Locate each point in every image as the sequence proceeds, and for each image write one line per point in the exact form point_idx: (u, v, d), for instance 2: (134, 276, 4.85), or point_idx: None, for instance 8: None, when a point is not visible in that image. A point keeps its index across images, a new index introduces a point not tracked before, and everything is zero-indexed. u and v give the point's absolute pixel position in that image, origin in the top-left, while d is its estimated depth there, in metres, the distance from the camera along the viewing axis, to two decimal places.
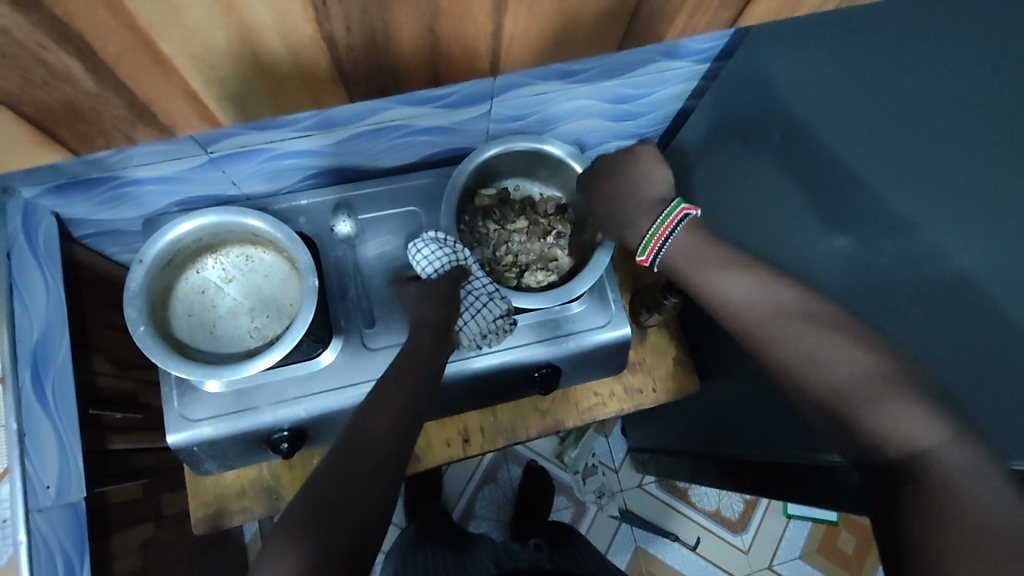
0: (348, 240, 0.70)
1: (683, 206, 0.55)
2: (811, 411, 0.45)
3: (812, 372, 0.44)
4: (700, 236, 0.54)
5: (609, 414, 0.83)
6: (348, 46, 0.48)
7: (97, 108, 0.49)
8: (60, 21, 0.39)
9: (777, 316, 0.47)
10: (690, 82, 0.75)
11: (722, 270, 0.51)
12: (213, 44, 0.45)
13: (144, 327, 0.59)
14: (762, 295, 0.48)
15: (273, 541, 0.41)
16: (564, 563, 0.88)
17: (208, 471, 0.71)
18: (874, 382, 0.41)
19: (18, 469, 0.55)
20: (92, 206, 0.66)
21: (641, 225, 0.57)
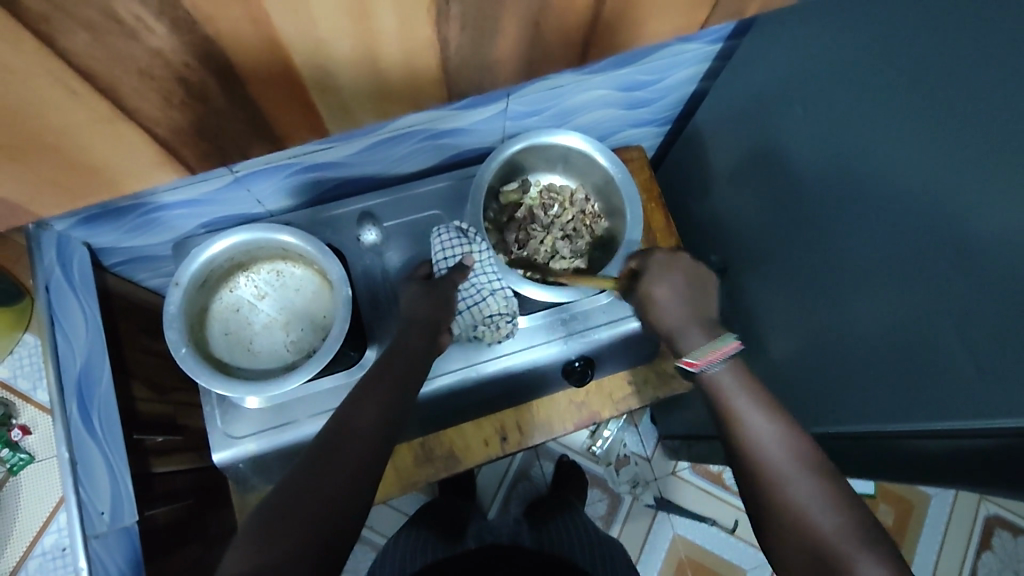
0: (374, 248, 0.72)
1: (735, 342, 0.54)
2: (792, 553, 0.42)
3: (809, 519, 0.42)
4: (742, 374, 0.52)
5: (644, 403, 0.82)
6: (457, 47, 0.47)
7: (213, 128, 0.49)
8: (208, 39, 0.39)
9: (792, 459, 0.45)
10: (703, 63, 0.75)
11: (751, 404, 0.49)
12: (337, 55, 0.44)
13: (185, 348, 0.60)
14: (782, 441, 0.46)
15: (246, 534, 0.40)
16: (553, 533, 0.91)
17: (253, 486, 0.72)
18: (870, 551, 0.40)
19: (73, 497, 0.57)
20: (123, 234, 0.67)
21: (693, 337, 0.56)
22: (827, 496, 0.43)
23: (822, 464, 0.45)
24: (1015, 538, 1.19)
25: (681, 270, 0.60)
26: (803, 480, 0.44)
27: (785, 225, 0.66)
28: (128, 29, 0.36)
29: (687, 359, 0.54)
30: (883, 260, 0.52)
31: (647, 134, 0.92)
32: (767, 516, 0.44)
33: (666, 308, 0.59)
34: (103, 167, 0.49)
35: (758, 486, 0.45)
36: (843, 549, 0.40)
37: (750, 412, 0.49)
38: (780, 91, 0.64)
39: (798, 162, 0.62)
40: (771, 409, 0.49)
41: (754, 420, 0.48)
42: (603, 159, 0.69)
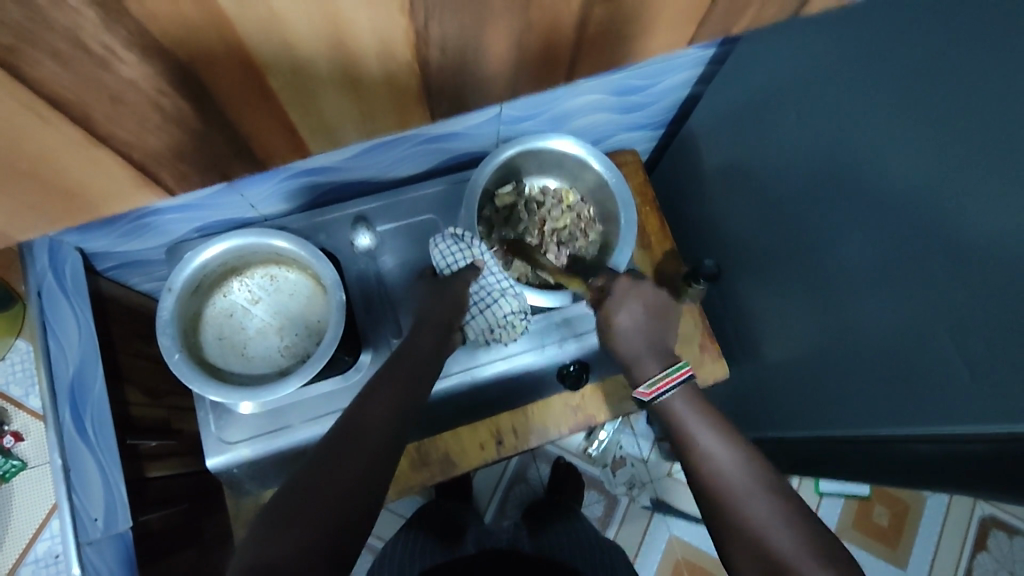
0: (369, 253, 0.71)
1: (688, 367, 0.57)
2: (749, 561, 0.43)
3: (759, 530, 0.43)
4: (695, 401, 0.55)
5: (638, 406, 0.83)
6: (439, 66, 0.48)
7: (198, 147, 0.49)
8: (182, 64, 0.40)
9: (748, 479, 0.47)
10: (696, 68, 0.75)
11: (707, 430, 0.52)
12: (317, 74, 0.45)
13: (178, 354, 0.60)
14: (736, 464, 0.48)
15: (263, 526, 0.41)
16: (550, 538, 0.91)
17: (248, 490, 0.73)
18: (816, 557, 0.41)
19: (66, 504, 0.57)
20: (116, 239, 0.67)
21: (647, 367, 0.58)
22: (779, 512, 0.44)
23: (775, 485, 0.46)
24: (1010, 539, 1.20)
25: (639, 297, 0.63)
26: (756, 497, 0.45)
27: (779, 232, 0.66)
28: (99, 58, 0.37)
29: (642, 388, 0.56)
30: (875, 266, 0.53)
31: (642, 137, 0.92)
32: (725, 534, 0.45)
33: (624, 334, 0.61)
34: (85, 189, 0.50)
35: (715, 504, 0.47)
36: (790, 557, 0.41)
37: (709, 438, 0.51)
38: (775, 98, 0.64)
39: (793, 170, 0.62)
40: (727, 436, 0.51)
41: (711, 445, 0.50)
42: (597, 164, 0.69)
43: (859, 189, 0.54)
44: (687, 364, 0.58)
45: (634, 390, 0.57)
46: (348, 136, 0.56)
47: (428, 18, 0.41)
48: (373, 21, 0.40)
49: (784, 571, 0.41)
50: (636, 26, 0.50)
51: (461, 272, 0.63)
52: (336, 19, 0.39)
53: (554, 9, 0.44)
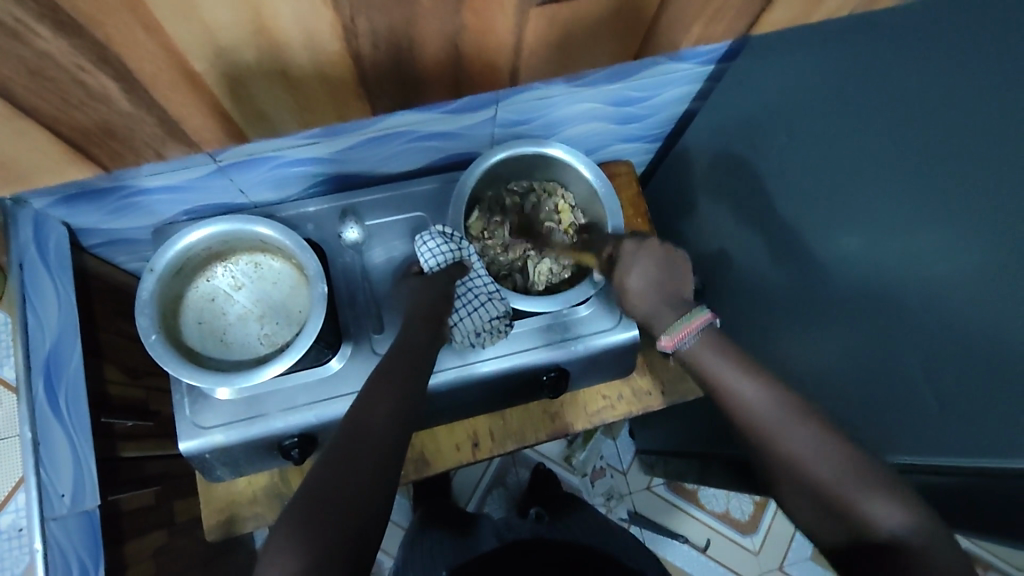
0: (356, 247, 0.71)
1: (706, 313, 0.52)
2: (805, 501, 0.43)
3: (802, 465, 0.43)
4: (717, 341, 0.51)
5: (619, 417, 0.82)
6: (373, 63, 0.50)
7: (128, 126, 0.51)
8: (102, 45, 0.41)
9: (782, 416, 0.45)
10: (693, 84, 0.75)
11: (728, 364, 0.49)
12: (246, 62, 0.46)
13: (155, 335, 0.60)
14: (766, 399, 0.47)
15: (277, 536, 0.42)
16: (568, 526, 0.91)
17: (220, 478, 0.72)
18: (862, 481, 0.42)
19: (33, 478, 0.57)
20: (103, 216, 0.67)
21: (664, 319, 0.54)
22: (816, 442, 0.44)
23: (808, 413, 0.45)
24: None
25: (651, 255, 0.57)
26: (793, 429, 0.44)
27: (767, 253, 0.66)
28: (12, 29, 0.39)
29: (662, 339, 0.53)
30: (855, 288, 0.53)
31: (639, 149, 0.92)
32: (765, 468, 0.46)
33: (635, 297, 0.57)
34: (16, 161, 0.51)
35: (759, 450, 0.46)
36: (842, 490, 0.42)
37: (729, 373, 0.49)
38: (761, 118, 0.64)
39: (778, 190, 0.63)
40: (748, 364, 0.49)
41: (734, 380, 0.48)
42: (587, 173, 0.69)
43: (839, 212, 0.54)
44: (706, 308, 0.53)
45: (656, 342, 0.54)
46: (286, 126, 0.57)
47: (354, 14, 0.43)
48: (297, 13, 0.42)
49: (834, 499, 0.42)
50: (562, 36, 0.53)
51: (448, 270, 0.63)
52: (257, 10, 0.41)
53: (490, 11, 0.46)
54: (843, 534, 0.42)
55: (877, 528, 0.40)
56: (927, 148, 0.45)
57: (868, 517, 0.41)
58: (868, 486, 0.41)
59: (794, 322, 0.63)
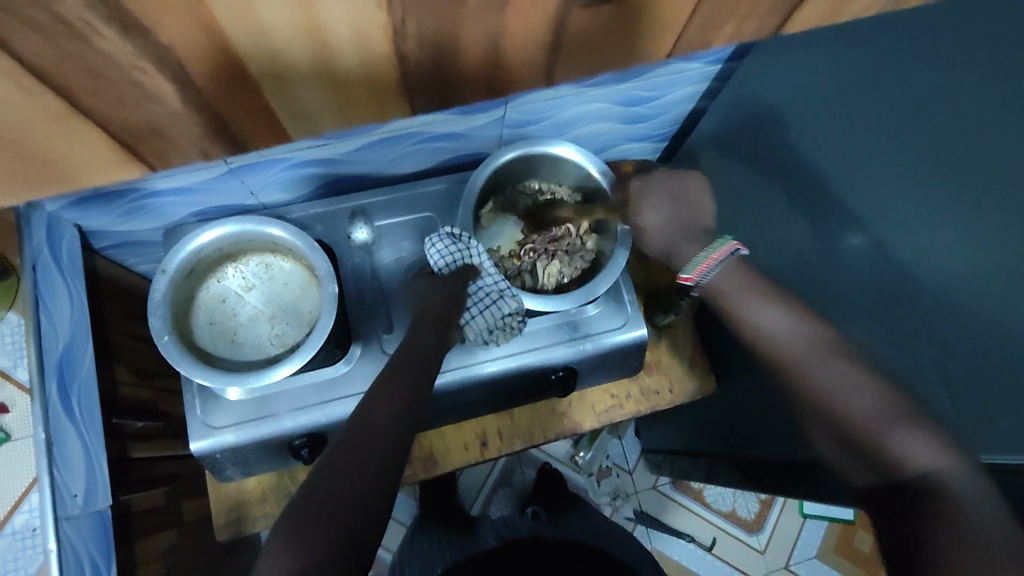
0: (365, 247, 0.72)
1: (733, 243, 0.60)
2: (832, 432, 0.49)
3: (834, 399, 0.49)
4: (742, 271, 0.59)
5: (626, 416, 0.83)
6: (417, 63, 0.49)
7: (179, 125, 0.50)
8: (161, 44, 0.41)
9: (817, 350, 0.52)
10: (703, 83, 0.75)
11: (753, 297, 0.57)
12: (293, 62, 0.46)
13: (168, 336, 0.60)
14: (795, 330, 0.54)
15: (276, 536, 0.43)
16: (566, 523, 0.92)
17: (230, 478, 0.72)
18: (892, 417, 0.45)
19: (46, 478, 0.57)
20: (114, 218, 0.67)
21: (687, 250, 0.63)
22: (853, 379, 0.49)
23: (841, 350, 0.51)
24: None
25: (660, 183, 0.67)
26: (828, 363, 0.50)
27: (781, 253, 0.66)
28: (79, 32, 0.38)
29: (685, 273, 0.61)
30: (869, 289, 0.53)
31: (645, 149, 0.92)
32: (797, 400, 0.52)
33: (654, 225, 0.65)
34: (62, 166, 0.50)
35: (792, 381, 0.53)
36: (875, 422, 0.46)
37: (758, 307, 0.57)
38: (773, 118, 0.64)
39: (791, 190, 0.63)
40: (781, 306, 0.56)
41: (763, 316, 0.56)
42: (597, 172, 0.69)
43: (852, 210, 0.54)
44: (732, 239, 0.61)
45: (678, 275, 0.62)
46: (328, 126, 0.57)
47: (404, 14, 0.43)
48: (349, 17, 0.42)
49: (869, 434, 0.46)
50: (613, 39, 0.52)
51: (462, 271, 0.64)
52: (307, 12, 0.41)
53: (530, 18, 0.46)
54: (872, 467, 0.46)
55: (909, 467, 0.43)
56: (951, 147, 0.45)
57: (905, 453, 0.44)
58: (902, 424, 0.45)
59: None
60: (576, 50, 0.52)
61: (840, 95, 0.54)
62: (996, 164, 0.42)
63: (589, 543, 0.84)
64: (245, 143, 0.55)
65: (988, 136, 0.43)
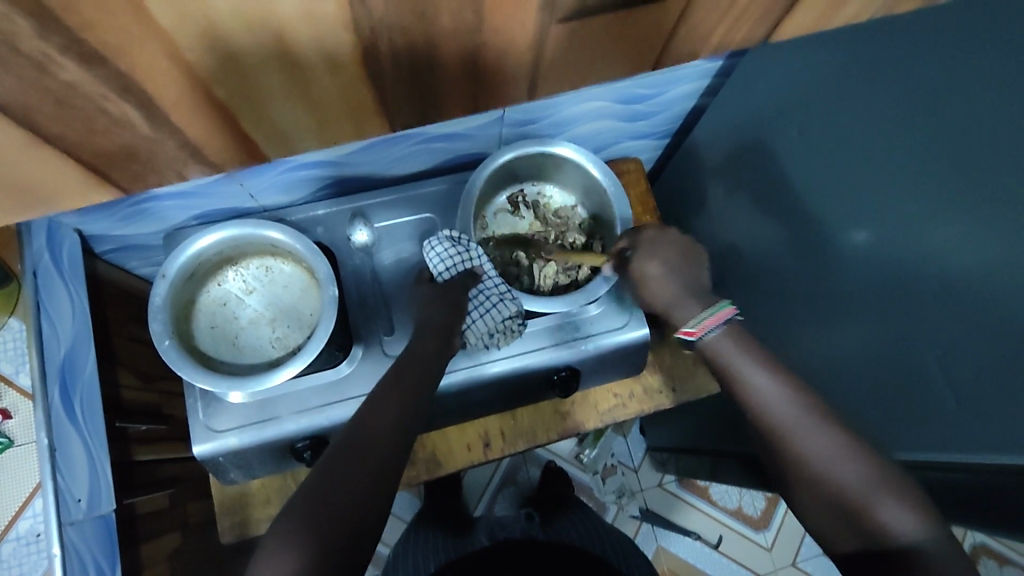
0: (365, 249, 0.71)
1: (730, 307, 0.53)
2: (817, 504, 0.44)
3: (822, 470, 0.44)
4: (738, 336, 0.52)
5: (629, 415, 0.82)
6: (397, 74, 0.49)
7: (153, 145, 0.50)
8: (122, 74, 0.41)
9: (798, 414, 0.46)
10: (703, 80, 0.75)
11: (749, 361, 0.50)
12: (269, 77, 0.46)
13: (169, 341, 0.60)
14: (779, 396, 0.48)
15: (272, 536, 0.43)
16: (560, 525, 0.92)
17: (234, 480, 0.72)
18: (879, 484, 0.42)
19: (49, 483, 0.58)
20: (114, 222, 0.67)
21: (686, 311, 0.55)
22: (847, 454, 0.44)
23: (825, 412, 0.46)
24: (1001, 568, 1.19)
25: (672, 243, 0.60)
26: (812, 428, 0.46)
27: (780, 250, 0.65)
28: (36, 61, 0.38)
29: (685, 329, 0.54)
30: (871, 289, 0.53)
31: (647, 146, 0.92)
32: (783, 472, 0.46)
33: (657, 284, 0.58)
34: (47, 182, 0.51)
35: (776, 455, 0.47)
36: (860, 491, 0.43)
37: (749, 369, 0.49)
38: (773, 117, 0.63)
39: (790, 189, 0.62)
40: (757, 356, 0.50)
41: (752, 374, 0.49)
42: (596, 171, 0.69)
43: (849, 210, 0.54)
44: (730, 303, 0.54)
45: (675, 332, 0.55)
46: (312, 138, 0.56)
47: (376, 27, 0.43)
48: (322, 28, 0.42)
49: (854, 504, 0.43)
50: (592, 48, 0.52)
51: (461, 277, 0.63)
52: (280, 26, 0.41)
53: (512, 22, 0.45)
54: (855, 539, 0.43)
55: (893, 536, 0.41)
56: (950, 153, 0.44)
57: (887, 525, 0.41)
58: (886, 494, 0.42)
59: (807, 320, 0.63)
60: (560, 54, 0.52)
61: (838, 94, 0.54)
62: (1000, 166, 0.41)
63: (577, 544, 0.85)
64: (229, 151, 0.54)
65: (986, 138, 0.42)
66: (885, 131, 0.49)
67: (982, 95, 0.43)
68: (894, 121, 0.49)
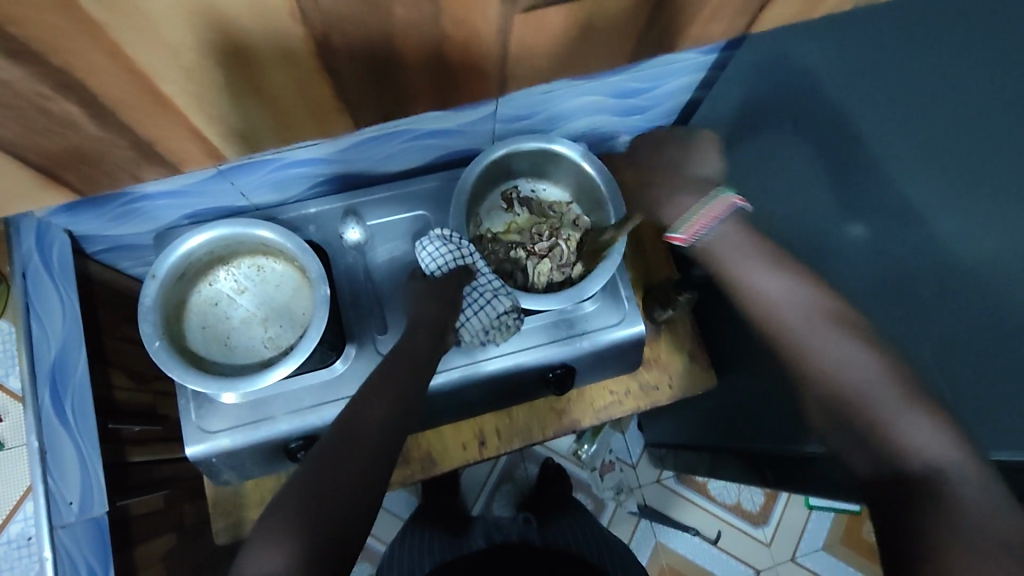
0: (358, 247, 0.70)
1: (733, 197, 0.53)
2: (818, 408, 0.46)
3: (828, 373, 0.45)
4: (744, 231, 0.52)
5: (626, 412, 0.82)
6: None
7: None
8: None
9: (814, 316, 0.47)
10: (698, 73, 0.74)
11: (749, 261, 0.51)
12: None
13: (159, 342, 0.59)
14: (790, 297, 0.48)
15: (259, 534, 0.43)
16: (555, 531, 0.92)
17: (228, 481, 0.72)
18: (899, 395, 0.43)
19: (40, 486, 0.57)
20: (103, 222, 0.66)
21: (682, 206, 0.55)
22: (857, 351, 0.45)
23: (844, 316, 0.47)
24: None
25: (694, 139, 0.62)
26: (819, 332, 0.46)
27: None
28: None
29: (674, 232, 0.54)
30: (868, 285, 0.52)
31: None
32: (793, 373, 0.48)
33: (666, 173, 0.59)
34: None
35: (786, 360, 0.48)
36: (870, 396, 0.43)
37: (752, 268, 0.50)
38: (767, 109, 0.62)
39: (784, 184, 0.61)
40: (783, 263, 0.50)
41: (761, 281, 0.50)
42: (590, 167, 0.68)
43: (845, 204, 0.53)
44: (732, 192, 0.53)
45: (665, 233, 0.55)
46: None
47: None
48: None
49: (866, 412, 0.43)
50: None
51: (454, 273, 0.62)
52: None
53: None
54: (864, 453, 0.43)
55: (907, 450, 0.41)
56: (952, 149, 0.43)
57: (900, 436, 0.41)
58: (905, 406, 0.42)
59: None
60: None
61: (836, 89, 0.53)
62: (996, 159, 0.41)
63: (572, 551, 0.85)
64: None
65: (988, 134, 0.41)
66: (884, 125, 0.48)
67: (978, 87, 0.42)
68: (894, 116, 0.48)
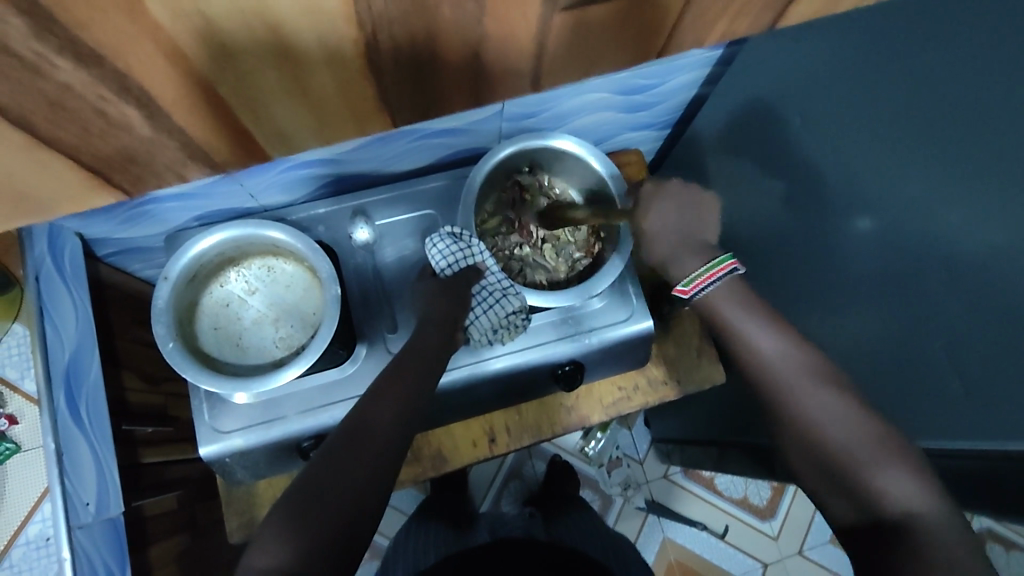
0: (367, 247, 0.71)
1: (731, 260, 0.56)
2: (809, 462, 0.48)
3: (822, 428, 0.47)
4: (738, 293, 0.56)
5: (634, 408, 0.82)
6: (396, 74, 0.48)
7: (151, 150, 0.49)
8: (120, 73, 0.39)
9: (806, 374, 0.50)
10: (703, 70, 0.74)
11: (750, 320, 0.54)
12: (269, 79, 0.45)
13: (173, 343, 0.60)
14: (787, 355, 0.51)
15: (266, 530, 0.43)
16: (557, 527, 0.92)
17: (240, 480, 0.72)
18: (882, 450, 0.45)
19: (58, 488, 0.57)
20: (115, 225, 0.67)
21: (683, 265, 0.57)
22: (843, 407, 0.48)
23: (833, 377, 0.49)
24: (1008, 553, 1.19)
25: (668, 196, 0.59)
26: (811, 388, 0.49)
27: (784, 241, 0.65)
28: (30, 65, 0.37)
29: (679, 286, 0.57)
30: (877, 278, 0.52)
31: (647, 138, 0.91)
32: (784, 428, 0.50)
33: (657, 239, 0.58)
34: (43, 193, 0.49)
35: (777, 412, 0.50)
36: (857, 450, 0.45)
37: (751, 327, 0.53)
38: (773, 105, 0.63)
39: (793, 179, 0.62)
40: (779, 326, 0.53)
41: (757, 337, 0.53)
42: (597, 164, 0.68)
43: (855, 197, 0.53)
44: (732, 256, 0.56)
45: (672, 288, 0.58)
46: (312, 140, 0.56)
47: (375, 26, 0.42)
48: (319, 29, 0.41)
49: (851, 460, 0.45)
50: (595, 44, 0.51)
51: (465, 271, 0.62)
52: (277, 28, 0.40)
53: (515, 18, 0.44)
54: (849, 503, 0.45)
55: (890, 499, 0.43)
56: (963, 143, 0.43)
57: (883, 489, 0.43)
58: (889, 459, 0.44)
59: (813, 309, 0.63)
60: (563, 50, 0.51)
61: (842, 82, 0.53)
62: (1008, 152, 0.41)
63: (572, 546, 0.85)
64: (228, 153, 0.53)
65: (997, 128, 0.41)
66: (892, 119, 0.49)
67: (988, 81, 0.42)
68: (902, 111, 0.48)
